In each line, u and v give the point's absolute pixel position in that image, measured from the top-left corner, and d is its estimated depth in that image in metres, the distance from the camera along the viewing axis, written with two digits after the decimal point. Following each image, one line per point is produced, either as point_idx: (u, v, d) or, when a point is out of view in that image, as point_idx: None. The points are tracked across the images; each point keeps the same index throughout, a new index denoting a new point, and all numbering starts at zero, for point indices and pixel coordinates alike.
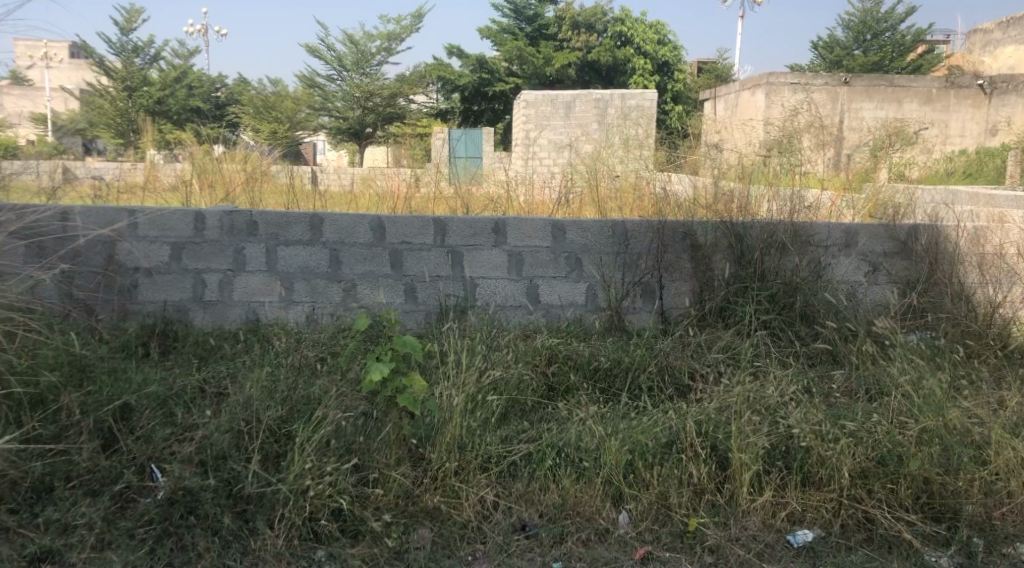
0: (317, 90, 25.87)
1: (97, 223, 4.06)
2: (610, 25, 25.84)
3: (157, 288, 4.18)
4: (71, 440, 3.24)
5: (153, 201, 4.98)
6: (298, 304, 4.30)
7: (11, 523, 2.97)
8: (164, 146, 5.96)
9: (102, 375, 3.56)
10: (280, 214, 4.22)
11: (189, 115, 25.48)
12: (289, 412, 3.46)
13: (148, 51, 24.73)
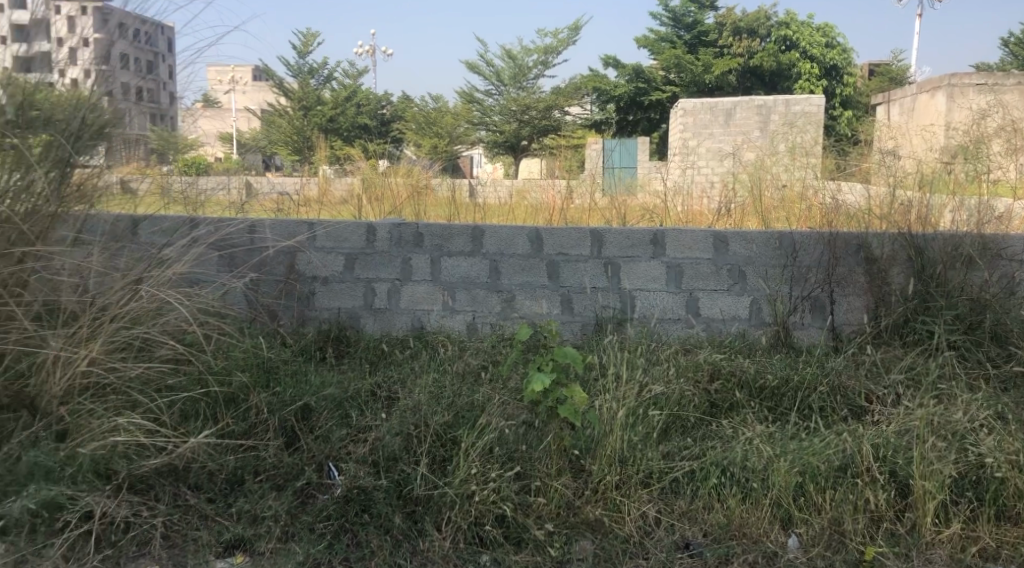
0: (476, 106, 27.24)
1: (279, 235, 4.36)
2: (775, 30, 25.18)
3: (332, 296, 4.43)
4: (259, 436, 3.49)
5: (327, 213, 5.28)
6: (460, 314, 4.43)
7: (208, 511, 3.20)
8: (335, 161, 6.37)
9: (286, 377, 3.82)
10: (443, 226, 4.38)
11: (358, 132, 27.28)
12: (454, 418, 3.57)
13: (322, 73, 26.68)
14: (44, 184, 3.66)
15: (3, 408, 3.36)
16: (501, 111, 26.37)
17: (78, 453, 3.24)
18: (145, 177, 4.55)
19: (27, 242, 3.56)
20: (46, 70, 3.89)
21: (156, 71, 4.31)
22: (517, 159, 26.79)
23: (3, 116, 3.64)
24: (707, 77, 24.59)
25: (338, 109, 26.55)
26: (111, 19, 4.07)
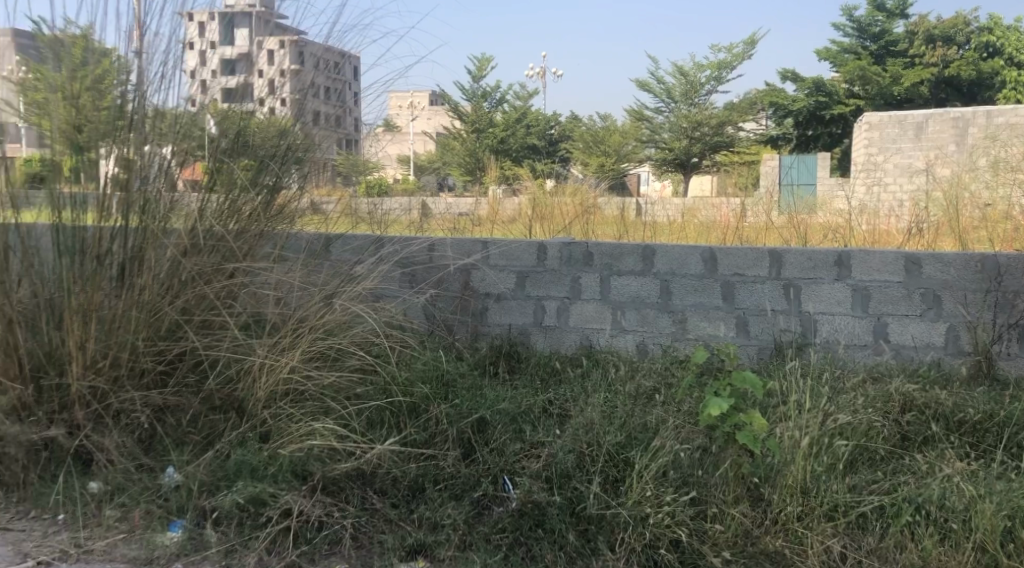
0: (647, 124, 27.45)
1: (457, 253, 4.57)
2: (976, 36, 25.08)
3: (503, 313, 4.56)
4: (439, 446, 3.64)
5: (500, 233, 5.58)
6: (631, 333, 4.42)
7: (392, 515, 3.36)
8: (504, 181, 6.62)
9: (463, 390, 3.94)
10: (614, 245, 4.39)
11: (527, 153, 28.18)
12: (627, 438, 3.56)
13: (494, 97, 27.73)
14: (253, 205, 4.02)
15: (215, 409, 3.69)
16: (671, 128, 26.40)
17: (279, 454, 3.50)
18: (334, 199, 4.66)
19: (236, 259, 3.90)
20: (248, 100, 4.20)
21: (344, 99, 4.59)
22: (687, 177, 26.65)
23: (218, 145, 4.04)
24: (894, 88, 24.60)
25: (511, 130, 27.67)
26: (307, 51, 4.39)
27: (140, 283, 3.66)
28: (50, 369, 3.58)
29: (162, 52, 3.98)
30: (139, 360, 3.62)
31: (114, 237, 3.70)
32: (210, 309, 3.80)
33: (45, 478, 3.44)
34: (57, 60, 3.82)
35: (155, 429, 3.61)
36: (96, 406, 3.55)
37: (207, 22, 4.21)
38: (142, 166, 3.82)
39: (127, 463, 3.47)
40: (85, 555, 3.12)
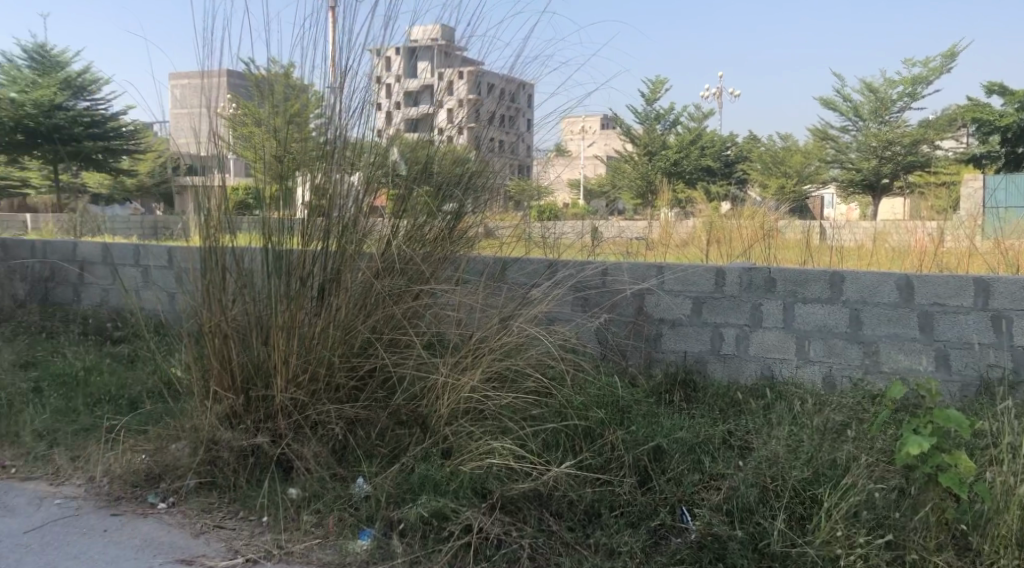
0: (831, 143, 26.48)
1: (633, 278, 4.61)
2: None
3: (678, 339, 4.51)
4: (614, 472, 3.63)
5: (675, 255, 5.62)
6: (818, 364, 4.24)
7: (569, 539, 3.36)
8: (677, 206, 6.68)
9: (639, 417, 3.92)
10: (800, 271, 4.25)
11: (701, 175, 27.96)
12: (815, 474, 3.39)
13: (669, 120, 27.72)
14: (436, 230, 4.20)
15: (401, 424, 3.88)
16: (860, 147, 25.40)
17: (460, 470, 3.61)
18: (504, 223, 4.62)
19: (422, 281, 4.08)
20: (428, 132, 4.36)
21: (514, 125, 4.67)
22: (876, 198, 25.51)
23: (398, 172, 4.20)
24: None
25: (683, 152, 27.44)
26: (483, 80, 4.54)
27: (336, 304, 3.91)
28: (257, 381, 3.88)
29: (358, 89, 4.22)
30: (335, 376, 3.86)
31: (316, 260, 3.97)
32: (398, 328, 4.01)
33: (251, 482, 3.72)
34: (263, 97, 4.25)
35: (347, 441, 3.84)
36: (297, 417, 3.81)
37: (394, 57, 4.40)
38: (337, 193, 4.09)
39: (323, 472, 3.71)
40: (285, 556, 3.35)
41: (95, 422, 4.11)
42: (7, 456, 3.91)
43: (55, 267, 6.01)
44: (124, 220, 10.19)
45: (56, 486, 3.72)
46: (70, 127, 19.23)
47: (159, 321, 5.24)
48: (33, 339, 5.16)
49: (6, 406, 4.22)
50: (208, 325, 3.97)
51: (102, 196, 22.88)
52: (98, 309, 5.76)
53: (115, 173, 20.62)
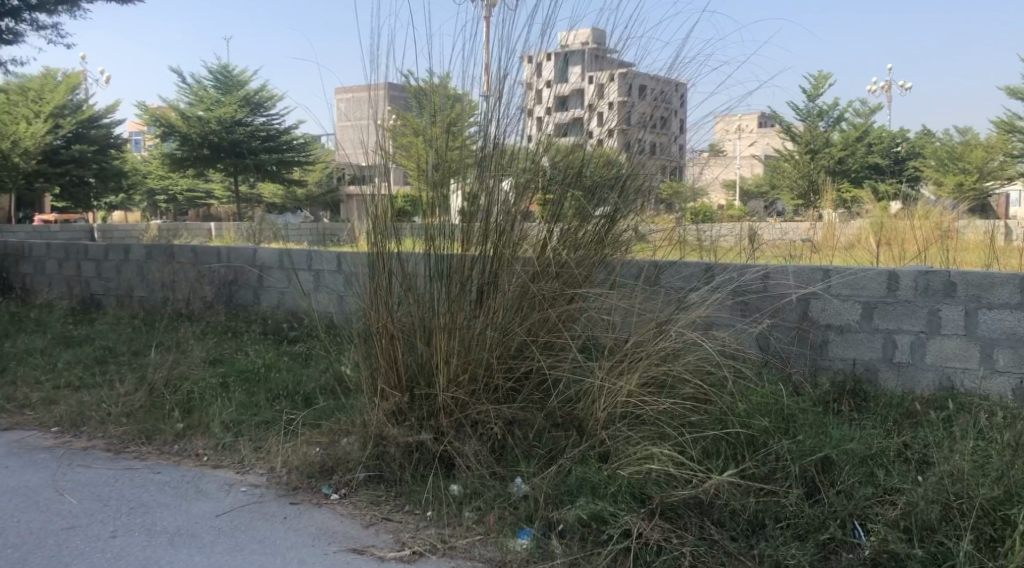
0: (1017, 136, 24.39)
1: (799, 282, 4.49)
2: None
3: (847, 346, 4.37)
4: (779, 482, 3.50)
5: (840, 258, 5.49)
6: (1005, 374, 4.04)
7: (732, 549, 3.28)
8: (844, 208, 6.52)
9: (806, 427, 3.79)
10: (984, 275, 4.07)
11: (868, 173, 26.70)
12: (1005, 494, 3.15)
13: (832, 114, 26.68)
14: (590, 234, 4.16)
15: (557, 426, 3.92)
16: None
17: (618, 474, 3.60)
18: (656, 225, 4.51)
19: (576, 284, 4.08)
20: (581, 134, 4.38)
21: (668, 126, 4.54)
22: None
23: (545, 174, 4.23)
24: None
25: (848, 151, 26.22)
26: (636, 82, 4.48)
27: (495, 307, 4.00)
28: (421, 380, 4.04)
29: (509, 94, 4.31)
30: (494, 377, 3.95)
31: (475, 263, 4.08)
32: (553, 331, 4.03)
33: (416, 477, 3.88)
34: (421, 107, 4.43)
35: (505, 440, 3.91)
36: (458, 415, 3.93)
37: (545, 62, 4.40)
38: (494, 198, 4.19)
39: (483, 470, 3.80)
40: (449, 550, 3.45)
41: (274, 416, 4.41)
42: (199, 444, 4.23)
43: (238, 270, 6.41)
44: (298, 226, 10.89)
45: (242, 474, 4.01)
46: (245, 141, 20.77)
47: (329, 320, 5.55)
48: (219, 338, 5.59)
49: (198, 399, 4.59)
50: (375, 324, 4.17)
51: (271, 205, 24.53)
52: (275, 310, 6.17)
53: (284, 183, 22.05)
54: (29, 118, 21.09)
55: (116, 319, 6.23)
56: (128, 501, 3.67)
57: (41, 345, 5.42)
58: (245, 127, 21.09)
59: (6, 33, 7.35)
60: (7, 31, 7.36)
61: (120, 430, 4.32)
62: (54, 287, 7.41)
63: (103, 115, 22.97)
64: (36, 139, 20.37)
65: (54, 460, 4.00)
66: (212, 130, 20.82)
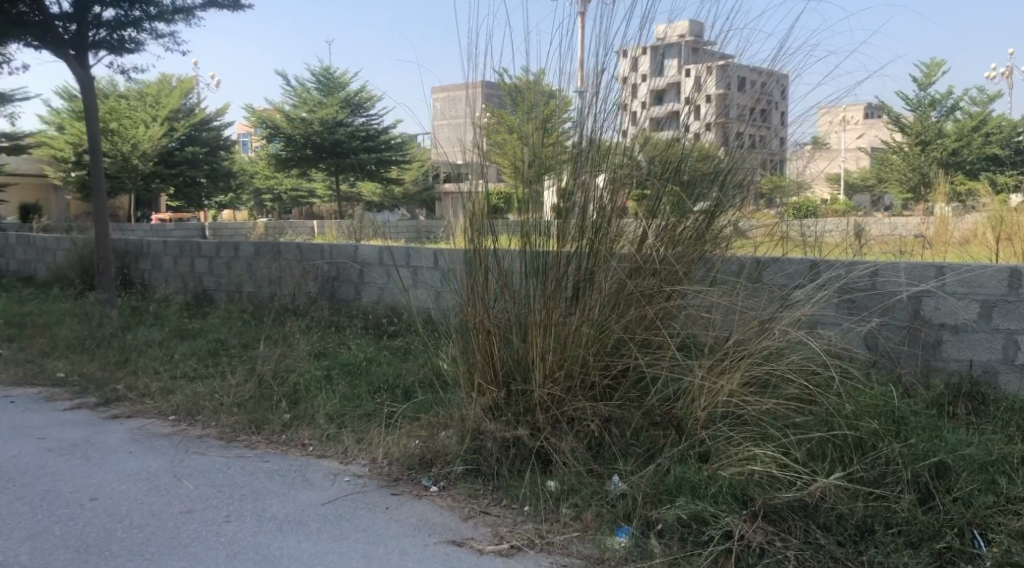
0: None
1: (910, 279, 4.33)
2: None
3: (963, 347, 4.20)
4: (889, 487, 3.38)
5: (954, 254, 5.28)
6: None
7: (839, 554, 3.18)
8: (960, 202, 6.25)
9: (919, 430, 3.65)
10: None
11: (984, 164, 25.35)
12: None
13: (946, 103, 25.46)
14: (690, 230, 4.10)
15: (655, 424, 3.87)
16: None
17: (719, 474, 3.53)
18: (757, 220, 4.34)
19: (675, 281, 4.00)
20: (676, 127, 4.30)
21: (768, 120, 4.35)
22: None
23: (640, 171, 4.20)
24: None
25: (963, 141, 24.85)
26: (734, 74, 4.32)
27: (592, 304, 3.98)
28: (518, 375, 4.07)
29: (603, 88, 4.27)
30: (590, 374, 3.94)
31: (571, 260, 4.08)
32: (650, 329, 3.97)
33: (513, 472, 3.91)
34: (514, 104, 4.44)
35: (602, 438, 3.89)
36: (554, 412, 3.94)
37: (639, 57, 4.33)
38: (591, 194, 4.17)
39: (580, 467, 3.80)
40: (547, 546, 3.46)
41: (375, 409, 4.53)
42: (305, 435, 4.39)
43: (340, 267, 6.60)
44: (399, 224, 11.16)
45: (345, 464, 4.14)
46: (345, 141, 21.43)
47: (426, 315, 5.64)
48: (323, 332, 5.79)
49: (304, 390, 4.75)
50: (472, 320, 4.22)
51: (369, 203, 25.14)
52: (376, 305, 6.31)
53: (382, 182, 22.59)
54: (145, 122, 22.27)
55: (228, 313, 6.53)
56: (240, 487, 3.83)
57: (160, 337, 5.73)
58: (346, 127, 21.72)
59: (129, 42, 7.78)
60: (130, 40, 7.80)
61: (232, 420, 4.52)
62: (171, 283, 7.82)
63: (213, 118, 24.07)
64: (152, 141, 22.04)
65: (173, 447, 4.22)
66: (314, 131, 21.44)
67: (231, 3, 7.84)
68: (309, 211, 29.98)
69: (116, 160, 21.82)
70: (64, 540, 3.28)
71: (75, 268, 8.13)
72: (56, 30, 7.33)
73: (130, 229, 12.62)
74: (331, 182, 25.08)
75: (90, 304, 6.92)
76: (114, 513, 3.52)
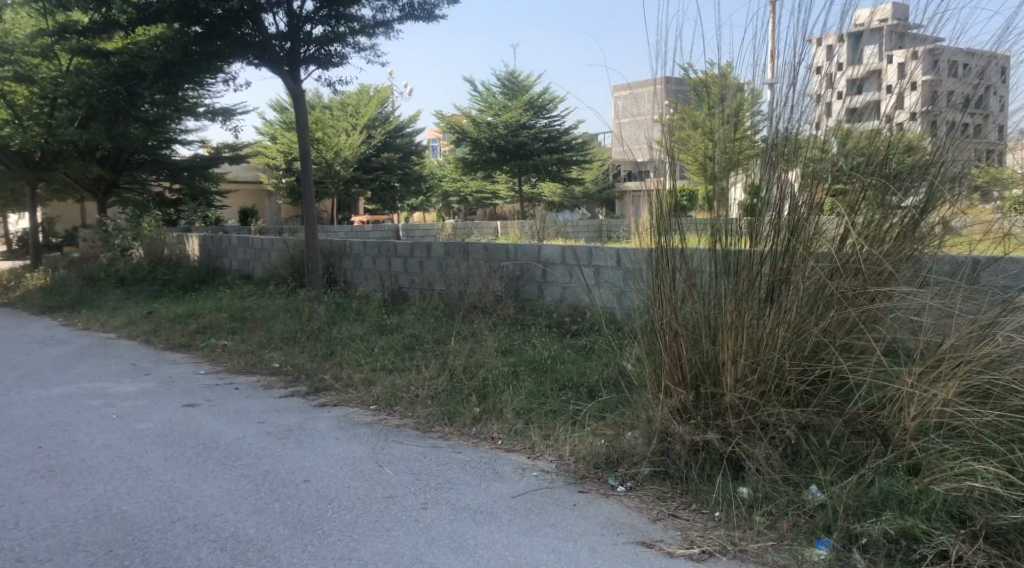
0: None
1: None
2: None
3: None
4: None
5: None
6: None
7: None
8: None
9: None
10: None
11: None
12: None
13: None
14: (900, 226, 3.85)
15: (858, 433, 3.67)
16: None
17: (932, 489, 3.31)
18: (972, 217, 3.93)
19: (881, 282, 3.77)
20: (875, 116, 4.01)
21: (985, 104, 3.91)
22: None
23: (836, 165, 3.98)
24: None
25: None
26: (943, 58, 3.90)
27: (788, 306, 3.83)
28: (707, 378, 3.98)
29: (794, 81, 4.06)
30: (786, 379, 3.78)
31: (764, 261, 3.94)
32: (853, 333, 3.77)
33: (703, 477, 3.84)
34: (700, 99, 4.25)
35: (799, 445, 3.74)
36: (747, 417, 3.81)
37: (835, 45, 4.02)
38: (779, 190, 4.05)
39: (775, 474, 3.65)
40: (740, 553, 3.35)
41: (562, 407, 4.62)
42: (494, 429, 4.52)
43: (524, 266, 6.80)
44: (589, 227, 11.28)
45: (533, 459, 4.23)
46: (530, 142, 22.00)
47: (610, 314, 5.67)
48: (509, 329, 5.97)
49: (492, 386, 4.92)
50: (660, 321, 4.16)
51: (548, 203, 25.46)
52: (559, 303, 6.43)
53: (563, 182, 22.99)
54: (347, 130, 23.74)
55: (421, 309, 6.87)
56: (435, 476, 4.02)
57: (361, 331, 6.12)
58: (530, 130, 22.21)
59: (336, 56, 8.36)
60: (336, 55, 8.34)
61: (426, 411, 4.75)
62: (370, 281, 8.33)
63: (406, 126, 25.54)
64: (353, 148, 23.41)
65: (374, 435, 4.50)
66: (499, 134, 22.06)
67: (427, 15, 8.23)
68: (489, 211, 30.87)
69: (322, 166, 23.48)
70: (283, 517, 3.58)
71: (287, 267, 8.85)
72: (274, 48, 8.01)
73: (335, 230, 13.67)
74: (514, 184, 25.76)
75: (301, 300, 7.52)
76: (324, 494, 3.80)
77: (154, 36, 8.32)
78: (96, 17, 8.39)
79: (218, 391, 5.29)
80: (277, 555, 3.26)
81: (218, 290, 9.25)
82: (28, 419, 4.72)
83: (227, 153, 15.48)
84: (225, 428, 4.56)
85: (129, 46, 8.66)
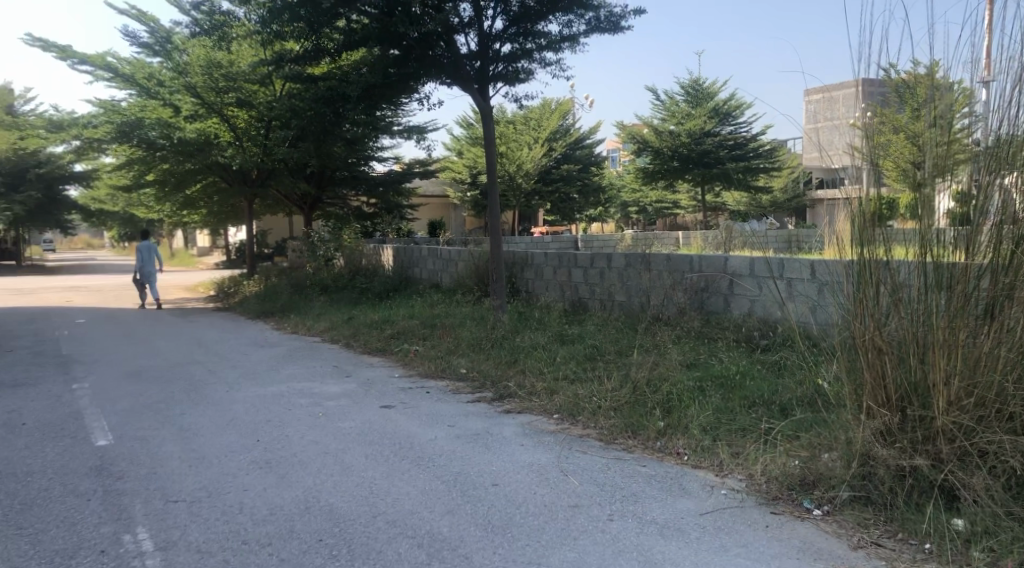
0: None
1: None
2: None
3: None
4: None
5: None
6: None
7: None
8: None
9: None
10: None
11: None
12: None
13: None
14: None
15: None
16: None
17: None
18: None
19: None
20: None
21: None
22: None
23: None
24: None
25: None
26: None
27: (1013, 323, 3.56)
28: (914, 400, 3.70)
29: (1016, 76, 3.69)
30: (1009, 404, 3.52)
31: (982, 276, 3.65)
32: None
33: (911, 505, 3.59)
34: (902, 101, 3.88)
35: None
36: (963, 443, 3.54)
37: None
38: (983, 200, 3.73)
39: (997, 507, 3.37)
40: None
41: (752, 424, 4.48)
42: (679, 444, 4.45)
43: (709, 278, 6.66)
44: (792, 239, 10.88)
45: (721, 477, 4.12)
46: (714, 151, 21.56)
47: (807, 328, 5.46)
48: (695, 342, 5.88)
49: (677, 400, 4.84)
50: (861, 339, 3.90)
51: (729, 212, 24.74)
52: (748, 317, 6.25)
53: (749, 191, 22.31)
54: (529, 143, 24.23)
55: (603, 321, 6.89)
56: (621, 488, 4.01)
57: (543, 341, 6.24)
58: (714, 137, 21.79)
59: (522, 72, 8.56)
60: (523, 71, 8.57)
61: (609, 423, 4.77)
62: (551, 291, 8.45)
63: (586, 138, 25.84)
64: (534, 160, 23.91)
65: (558, 443, 4.56)
66: (681, 143, 21.74)
67: (613, 27, 8.30)
68: (668, 222, 30.51)
69: (505, 180, 24.16)
70: (474, 519, 3.70)
71: (472, 276, 9.18)
72: (465, 67, 8.36)
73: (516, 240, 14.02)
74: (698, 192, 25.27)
75: (485, 309, 7.75)
76: (512, 499, 3.89)
77: (357, 61, 8.92)
78: (307, 47, 9.11)
79: (411, 394, 5.57)
80: (469, 556, 3.37)
81: (407, 298, 9.75)
82: (247, 414, 5.18)
83: (417, 169, 16.18)
84: (418, 430, 4.79)
85: (335, 71, 9.35)
